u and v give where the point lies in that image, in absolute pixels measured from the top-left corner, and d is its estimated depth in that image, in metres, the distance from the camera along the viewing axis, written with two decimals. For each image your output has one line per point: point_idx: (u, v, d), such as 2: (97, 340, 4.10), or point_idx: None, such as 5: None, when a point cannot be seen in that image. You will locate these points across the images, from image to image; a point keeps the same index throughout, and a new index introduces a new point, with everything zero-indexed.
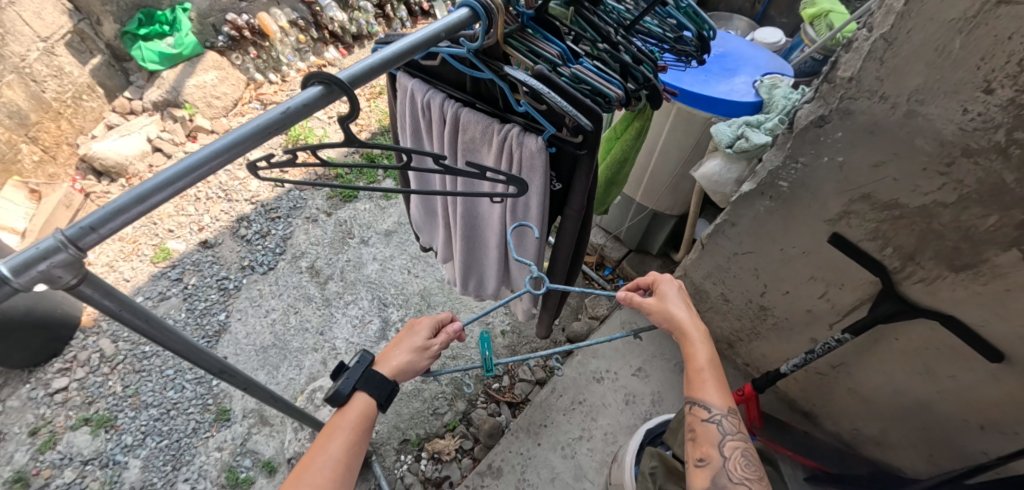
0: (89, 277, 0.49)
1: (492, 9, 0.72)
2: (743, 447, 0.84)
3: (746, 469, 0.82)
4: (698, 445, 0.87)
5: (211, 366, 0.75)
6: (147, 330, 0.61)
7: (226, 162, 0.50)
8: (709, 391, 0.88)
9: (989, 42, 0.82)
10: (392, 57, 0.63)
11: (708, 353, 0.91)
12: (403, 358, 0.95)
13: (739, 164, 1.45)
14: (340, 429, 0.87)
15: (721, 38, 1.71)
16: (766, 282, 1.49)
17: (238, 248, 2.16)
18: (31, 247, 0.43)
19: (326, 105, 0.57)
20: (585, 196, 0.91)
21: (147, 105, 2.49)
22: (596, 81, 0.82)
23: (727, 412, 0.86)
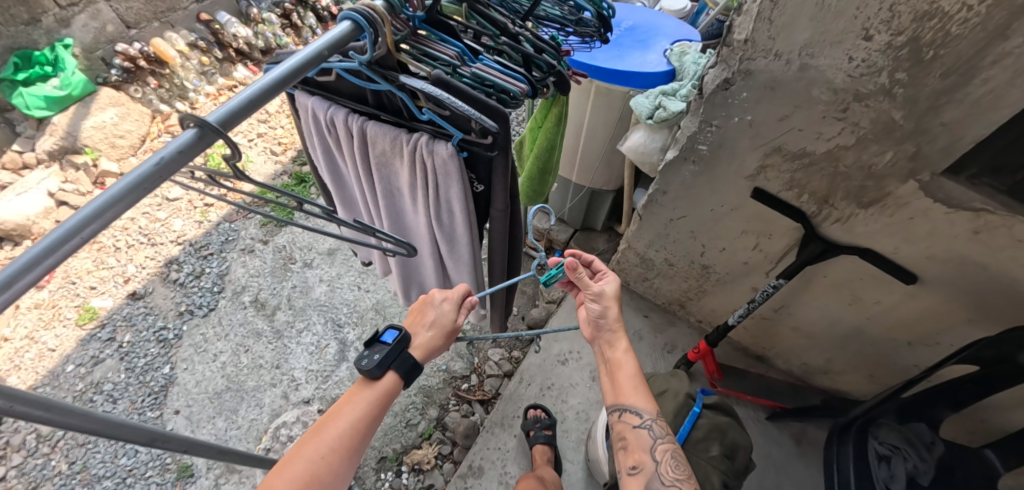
0: None
1: (377, 19, 0.68)
2: (671, 448, 0.99)
3: (676, 471, 0.96)
4: (630, 454, 1.02)
5: (140, 436, 0.69)
6: (51, 417, 0.54)
7: (100, 226, 0.47)
8: (636, 400, 1.02)
9: None
10: (283, 77, 0.57)
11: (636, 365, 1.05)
12: (431, 339, 1.02)
13: (661, 133, 1.48)
14: (365, 401, 0.94)
15: (629, 11, 1.73)
16: (703, 242, 1.54)
17: (172, 294, 2.02)
18: None
19: (205, 148, 0.53)
20: (506, 196, 0.90)
21: (41, 156, 2.25)
22: (499, 79, 0.81)
23: (654, 417, 1.01)
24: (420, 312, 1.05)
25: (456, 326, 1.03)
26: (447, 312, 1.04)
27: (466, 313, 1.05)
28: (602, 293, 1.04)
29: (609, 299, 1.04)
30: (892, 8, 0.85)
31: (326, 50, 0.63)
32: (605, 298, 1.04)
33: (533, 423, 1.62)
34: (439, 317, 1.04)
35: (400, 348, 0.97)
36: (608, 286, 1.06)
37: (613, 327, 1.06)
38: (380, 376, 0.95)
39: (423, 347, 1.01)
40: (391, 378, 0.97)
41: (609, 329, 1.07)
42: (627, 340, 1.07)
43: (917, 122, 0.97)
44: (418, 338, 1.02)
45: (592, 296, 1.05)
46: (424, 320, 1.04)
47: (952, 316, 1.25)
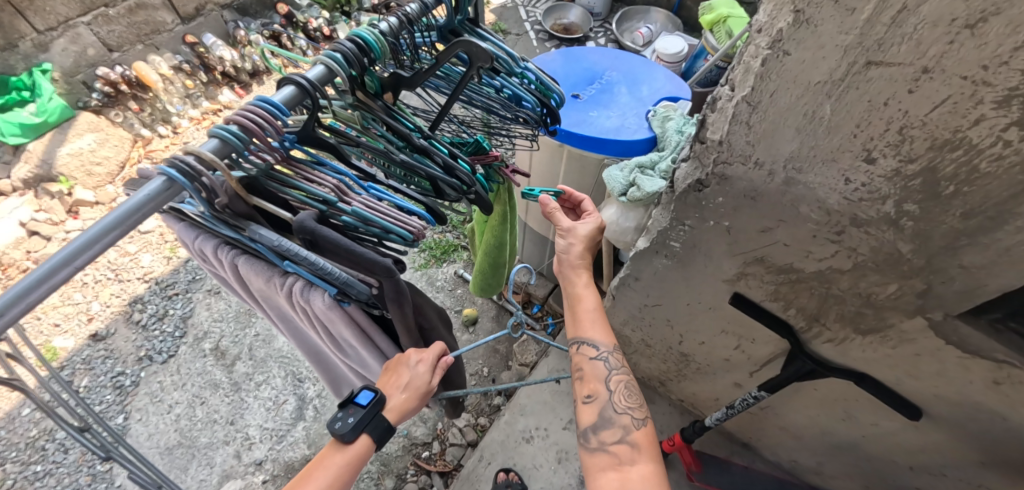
0: None
1: (201, 168, 0.54)
2: (625, 379, 0.93)
3: (629, 399, 0.92)
4: (585, 384, 0.94)
5: None
6: None
7: None
8: (595, 330, 0.93)
9: (864, 107, 0.66)
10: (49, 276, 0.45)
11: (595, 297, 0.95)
12: (409, 403, 0.79)
13: (636, 212, 1.31)
14: (344, 464, 0.76)
15: (616, 59, 1.56)
16: (680, 332, 1.37)
17: (134, 336, 1.96)
18: None
19: None
20: (410, 336, 0.76)
21: (16, 184, 2.23)
22: (386, 217, 0.65)
23: (611, 349, 0.93)
24: (395, 366, 0.80)
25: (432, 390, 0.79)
26: (423, 374, 0.78)
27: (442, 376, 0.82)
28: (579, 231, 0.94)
29: (575, 239, 0.93)
30: (902, 132, 0.65)
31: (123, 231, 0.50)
32: (573, 236, 0.93)
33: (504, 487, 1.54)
34: (413, 380, 0.78)
35: (374, 412, 0.78)
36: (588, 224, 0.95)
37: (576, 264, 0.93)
38: (353, 441, 0.76)
39: (398, 410, 0.79)
40: (363, 443, 0.77)
41: (568, 264, 0.94)
42: (588, 273, 0.94)
43: (929, 260, 0.78)
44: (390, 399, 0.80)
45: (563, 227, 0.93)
46: (403, 377, 0.79)
47: (962, 454, 1.06)
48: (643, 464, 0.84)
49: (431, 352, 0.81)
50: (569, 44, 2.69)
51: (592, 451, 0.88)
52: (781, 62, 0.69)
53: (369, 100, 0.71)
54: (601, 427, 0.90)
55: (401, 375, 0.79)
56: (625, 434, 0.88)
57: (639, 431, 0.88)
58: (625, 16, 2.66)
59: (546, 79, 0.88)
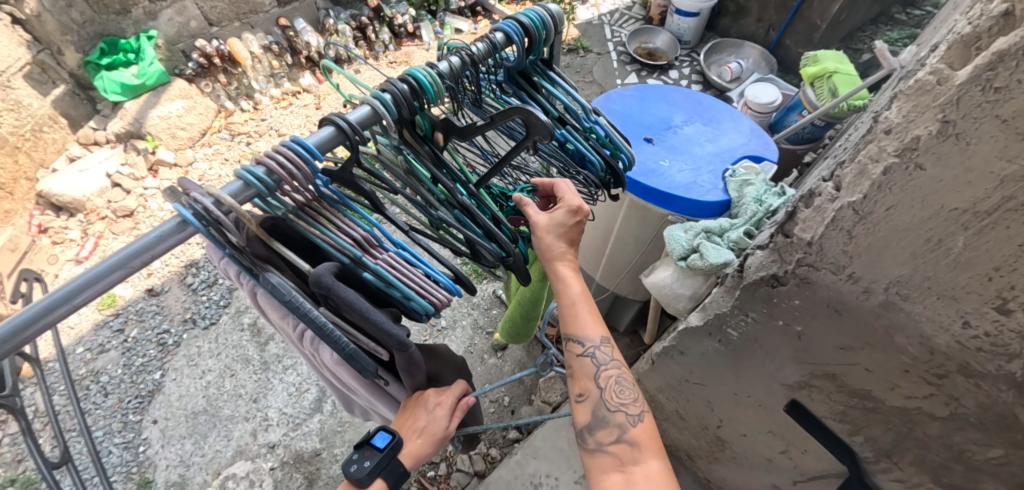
0: None
1: (214, 214, 0.51)
2: (617, 374, 0.81)
3: (621, 396, 0.81)
4: (574, 381, 0.83)
5: None
6: None
7: None
8: (578, 325, 0.78)
9: (1009, 251, 0.53)
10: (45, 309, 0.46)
11: (579, 285, 0.77)
12: (425, 447, 0.72)
13: (695, 279, 1.19)
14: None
15: (700, 103, 1.43)
16: (720, 416, 1.24)
17: (184, 298, 2.06)
18: None
19: None
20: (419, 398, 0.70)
21: (110, 137, 2.41)
22: (409, 283, 0.60)
23: (600, 342, 0.80)
24: (412, 406, 0.73)
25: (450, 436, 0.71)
26: (442, 418, 0.71)
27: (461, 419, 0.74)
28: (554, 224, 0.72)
29: (542, 232, 0.72)
30: None
31: (124, 275, 0.50)
32: (541, 229, 0.72)
33: None
34: (429, 424, 0.71)
35: (391, 455, 0.71)
36: (561, 209, 0.73)
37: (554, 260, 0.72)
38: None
39: (414, 454, 0.73)
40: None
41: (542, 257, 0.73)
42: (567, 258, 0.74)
43: None
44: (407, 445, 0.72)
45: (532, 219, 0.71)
46: (420, 418, 0.71)
47: None
48: (647, 461, 0.75)
49: (451, 394, 0.75)
50: (651, 71, 2.55)
51: (591, 452, 0.79)
52: (910, 175, 0.58)
53: (416, 145, 0.67)
54: (596, 427, 0.80)
55: (417, 417, 0.71)
56: (623, 432, 0.78)
57: (637, 429, 0.79)
58: (717, 48, 2.50)
59: (616, 137, 0.80)
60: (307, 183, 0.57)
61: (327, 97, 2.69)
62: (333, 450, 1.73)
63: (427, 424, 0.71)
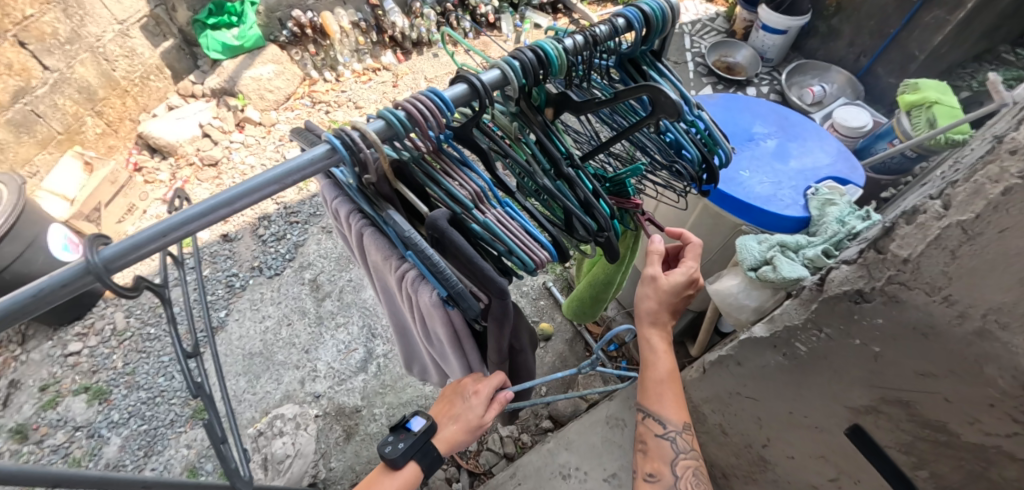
0: None
1: (359, 148, 0.56)
2: (693, 466, 0.94)
3: (695, 486, 0.92)
4: (648, 460, 0.96)
5: (88, 481, 0.75)
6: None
7: None
8: (664, 407, 0.95)
9: None
10: (206, 215, 0.51)
11: (671, 369, 0.94)
12: (460, 435, 0.83)
13: (763, 291, 1.18)
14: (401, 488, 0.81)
15: (786, 118, 1.41)
16: (768, 435, 1.22)
17: (254, 247, 2.20)
18: None
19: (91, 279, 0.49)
20: (498, 354, 0.74)
21: (206, 91, 2.61)
22: (515, 240, 0.63)
23: (681, 429, 0.95)
24: (454, 397, 0.86)
25: (484, 427, 0.81)
26: (477, 407, 0.81)
27: (496, 412, 0.81)
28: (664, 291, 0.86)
29: (658, 292, 0.86)
30: None
31: (276, 190, 0.54)
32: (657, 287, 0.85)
33: None
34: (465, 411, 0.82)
35: (426, 438, 0.82)
36: (678, 277, 0.85)
37: (655, 326, 0.89)
38: (402, 468, 0.81)
39: (448, 441, 0.83)
40: (411, 470, 0.82)
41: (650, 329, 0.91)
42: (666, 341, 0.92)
43: None
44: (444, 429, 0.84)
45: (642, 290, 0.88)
46: (461, 409, 0.83)
47: None
48: None
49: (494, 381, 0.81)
50: (728, 86, 2.51)
51: None
52: None
53: (531, 114, 0.70)
54: None
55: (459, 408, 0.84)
56: None
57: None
58: (802, 70, 2.43)
59: (717, 134, 0.81)
60: (436, 134, 0.62)
61: (404, 76, 2.80)
62: (373, 409, 1.81)
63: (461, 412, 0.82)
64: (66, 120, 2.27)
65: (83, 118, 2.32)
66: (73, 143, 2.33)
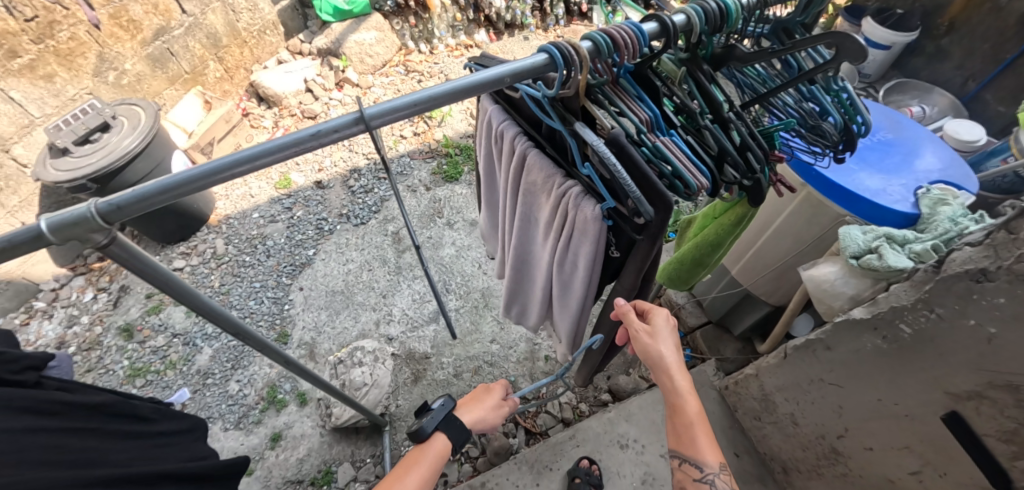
0: (117, 240, 0.56)
1: (574, 59, 0.66)
2: None
3: None
4: None
5: (255, 342, 0.86)
6: (190, 303, 0.70)
7: (248, 170, 0.55)
8: (696, 447, 0.87)
9: None
10: (448, 95, 0.61)
11: (695, 403, 0.89)
12: (484, 415, 1.09)
13: (864, 280, 1.21)
14: (431, 459, 0.96)
15: (895, 122, 1.43)
16: (847, 425, 1.24)
17: (344, 197, 2.36)
18: (68, 211, 0.51)
19: (353, 132, 0.58)
20: (635, 278, 0.81)
21: (313, 50, 2.81)
22: (680, 164, 0.74)
23: (719, 470, 0.86)
24: (479, 393, 1.14)
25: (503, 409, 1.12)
26: (497, 391, 1.14)
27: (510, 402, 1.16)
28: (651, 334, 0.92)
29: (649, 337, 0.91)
30: None
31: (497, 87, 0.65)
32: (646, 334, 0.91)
33: (583, 473, 1.55)
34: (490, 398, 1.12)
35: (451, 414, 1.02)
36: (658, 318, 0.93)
37: (664, 364, 0.90)
38: (435, 438, 0.98)
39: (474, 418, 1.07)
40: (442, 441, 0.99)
41: (659, 368, 0.91)
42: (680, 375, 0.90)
43: None
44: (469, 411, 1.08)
45: (640, 343, 0.92)
46: (487, 398, 1.12)
47: None
48: None
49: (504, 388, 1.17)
50: None
51: None
52: None
53: (698, 62, 0.81)
54: None
55: (479, 401, 1.11)
56: None
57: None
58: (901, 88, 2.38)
59: (859, 104, 0.88)
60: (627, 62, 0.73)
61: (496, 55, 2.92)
62: (442, 358, 1.91)
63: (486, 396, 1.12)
64: (193, 62, 2.51)
65: (207, 62, 2.56)
66: (196, 83, 2.57)
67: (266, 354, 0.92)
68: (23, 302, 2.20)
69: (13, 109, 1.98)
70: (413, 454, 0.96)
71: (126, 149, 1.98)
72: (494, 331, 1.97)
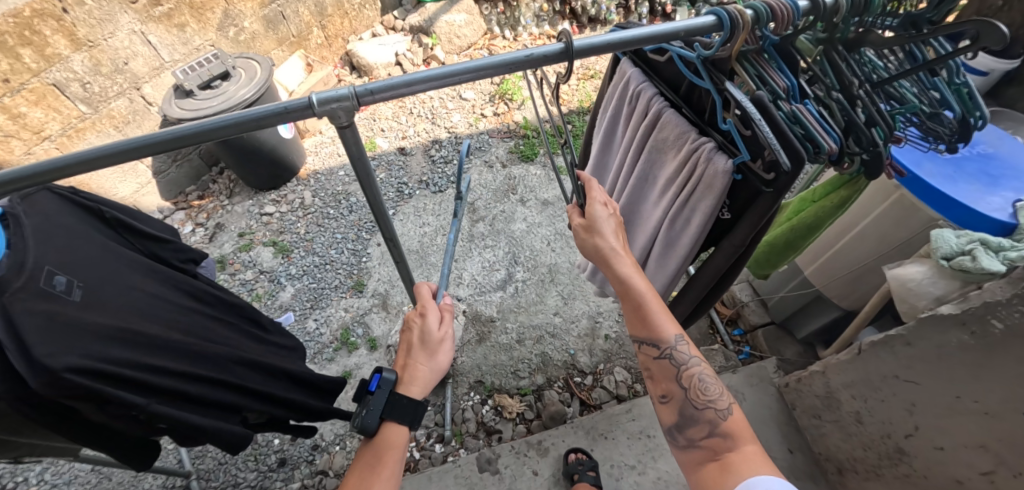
0: (353, 126, 0.67)
1: (738, 24, 0.74)
2: (698, 372, 0.90)
3: (706, 393, 0.88)
4: (656, 384, 0.93)
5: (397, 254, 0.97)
6: (371, 200, 0.80)
7: (472, 77, 0.65)
8: (653, 328, 0.90)
9: None
10: (631, 40, 0.71)
11: (645, 283, 0.91)
12: (427, 368, 1.00)
13: (951, 282, 1.24)
14: (398, 449, 0.91)
15: (996, 139, 1.43)
16: (917, 423, 1.26)
17: (424, 165, 2.51)
18: (334, 90, 0.61)
19: (556, 61, 0.69)
20: (747, 236, 0.87)
21: (406, 27, 2.98)
22: (813, 128, 0.81)
23: (678, 342, 0.89)
24: (410, 348, 1.03)
25: (446, 340, 1.04)
26: (432, 327, 1.03)
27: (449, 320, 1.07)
28: (592, 223, 0.95)
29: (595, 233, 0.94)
30: None
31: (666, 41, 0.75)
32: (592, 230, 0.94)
33: (578, 467, 1.51)
34: (428, 338, 1.02)
35: (390, 391, 0.93)
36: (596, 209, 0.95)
37: (613, 254, 0.92)
38: (382, 429, 0.92)
39: (421, 379, 0.98)
40: (394, 426, 0.93)
41: (605, 260, 0.93)
42: (627, 259, 0.92)
43: None
44: (416, 371, 0.99)
45: (583, 241, 0.97)
46: (423, 352, 1.01)
47: None
48: (743, 446, 0.82)
49: (433, 316, 1.05)
50: None
51: (684, 449, 0.87)
52: None
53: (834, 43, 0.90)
54: (686, 425, 0.88)
55: (419, 362, 1.00)
56: (714, 427, 0.85)
57: (728, 421, 0.85)
58: None
59: (981, 100, 0.94)
60: (776, 32, 0.80)
61: None
62: (506, 323, 2.02)
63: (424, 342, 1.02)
64: (300, 27, 2.72)
65: (312, 28, 2.76)
66: (300, 47, 2.78)
67: (398, 265, 1.03)
68: None
69: (149, 52, 2.22)
70: (368, 452, 0.90)
71: (242, 97, 2.17)
72: (558, 305, 2.07)
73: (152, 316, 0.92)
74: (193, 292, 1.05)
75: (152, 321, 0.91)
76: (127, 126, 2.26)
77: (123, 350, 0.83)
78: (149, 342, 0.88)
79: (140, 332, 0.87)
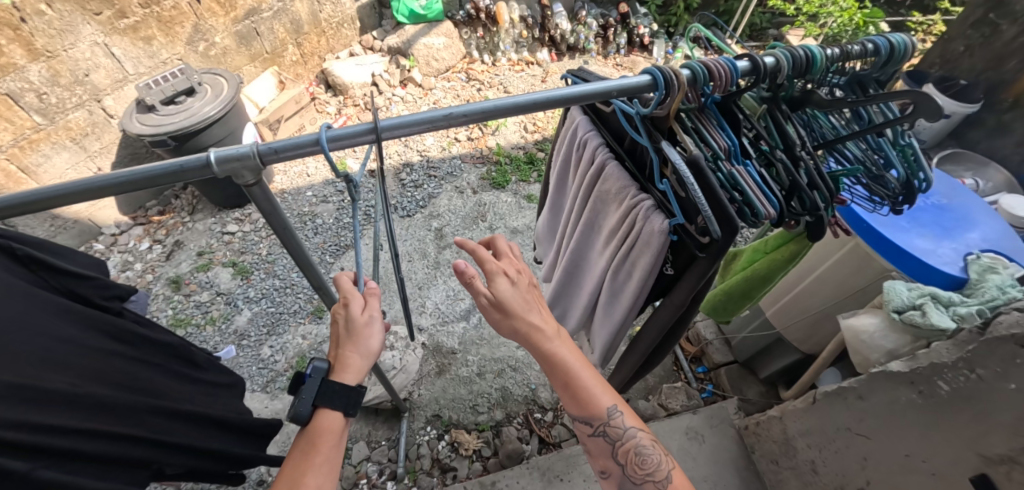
0: (260, 183, 0.63)
1: (674, 83, 0.73)
2: (636, 444, 0.86)
3: (644, 467, 0.85)
4: (596, 459, 0.90)
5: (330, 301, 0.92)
6: (296, 254, 0.76)
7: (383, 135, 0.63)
8: (588, 406, 0.85)
9: None
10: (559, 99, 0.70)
11: (574, 358, 0.84)
12: (356, 356, 0.78)
13: (902, 336, 1.23)
14: (335, 437, 0.74)
15: (950, 190, 1.44)
16: (869, 479, 1.24)
17: (394, 188, 2.48)
18: (234, 148, 0.58)
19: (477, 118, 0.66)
20: (687, 296, 0.84)
21: (384, 48, 2.97)
22: (751, 192, 0.79)
23: (611, 417, 0.85)
24: (336, 334, 0.80)
25: (375, 322, 0.79)
26: (355, 307, 0.79)
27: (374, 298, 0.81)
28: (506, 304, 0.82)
29: (504, 309, 0.84)
30: None
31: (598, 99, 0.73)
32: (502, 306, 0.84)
33: None
34: (354, 319, 0.78)
35: (323, 379, 0.74)
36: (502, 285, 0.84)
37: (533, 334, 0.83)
38: (319, 417, 0.74)
39: (353, 369, 0.76)
40: (331, 415, 0.74)
41: (528, 339, 0.84)
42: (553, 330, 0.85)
43: None
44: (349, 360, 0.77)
45: (495, 319, 0.86)
46: (350, 335, 0.78)
47: None
48: None
49: (358, 300, 0.80)
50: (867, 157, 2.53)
51: None
52: None
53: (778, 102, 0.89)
54: None
55: (348, 348, 0.78)
56: None
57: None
58: None
59: (924, 162, 0.94)
60: (718, 92, 0.79)
61: (554, 73, 3.02)
62: (467, 356, 1.98)
63: (350, 327, 0.78)
64: (275, 44, 2.70)
65: (287, 45, 2.75)
66: (274, 64, 2.76)
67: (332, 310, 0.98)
68: (84, 241, 2.31)
69: (113, 64, 2.16)
70: (301, 443, 0.73)
71: (205, 114, 2.11)
72: None
73: (60, 366, 0.86)
74: (117, 334, 1.00)
75: (58, 371, 0.85)
76: (85, 138, 2.18)
77: (16, 406, 0.77)
78: (52, 396, 0.82)
79: (42, 387, 0.81)
